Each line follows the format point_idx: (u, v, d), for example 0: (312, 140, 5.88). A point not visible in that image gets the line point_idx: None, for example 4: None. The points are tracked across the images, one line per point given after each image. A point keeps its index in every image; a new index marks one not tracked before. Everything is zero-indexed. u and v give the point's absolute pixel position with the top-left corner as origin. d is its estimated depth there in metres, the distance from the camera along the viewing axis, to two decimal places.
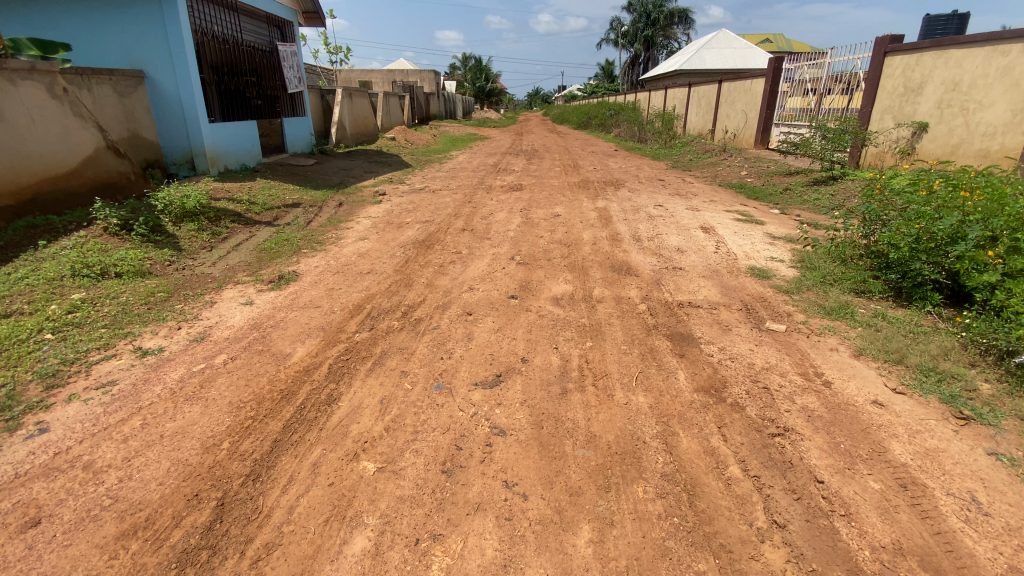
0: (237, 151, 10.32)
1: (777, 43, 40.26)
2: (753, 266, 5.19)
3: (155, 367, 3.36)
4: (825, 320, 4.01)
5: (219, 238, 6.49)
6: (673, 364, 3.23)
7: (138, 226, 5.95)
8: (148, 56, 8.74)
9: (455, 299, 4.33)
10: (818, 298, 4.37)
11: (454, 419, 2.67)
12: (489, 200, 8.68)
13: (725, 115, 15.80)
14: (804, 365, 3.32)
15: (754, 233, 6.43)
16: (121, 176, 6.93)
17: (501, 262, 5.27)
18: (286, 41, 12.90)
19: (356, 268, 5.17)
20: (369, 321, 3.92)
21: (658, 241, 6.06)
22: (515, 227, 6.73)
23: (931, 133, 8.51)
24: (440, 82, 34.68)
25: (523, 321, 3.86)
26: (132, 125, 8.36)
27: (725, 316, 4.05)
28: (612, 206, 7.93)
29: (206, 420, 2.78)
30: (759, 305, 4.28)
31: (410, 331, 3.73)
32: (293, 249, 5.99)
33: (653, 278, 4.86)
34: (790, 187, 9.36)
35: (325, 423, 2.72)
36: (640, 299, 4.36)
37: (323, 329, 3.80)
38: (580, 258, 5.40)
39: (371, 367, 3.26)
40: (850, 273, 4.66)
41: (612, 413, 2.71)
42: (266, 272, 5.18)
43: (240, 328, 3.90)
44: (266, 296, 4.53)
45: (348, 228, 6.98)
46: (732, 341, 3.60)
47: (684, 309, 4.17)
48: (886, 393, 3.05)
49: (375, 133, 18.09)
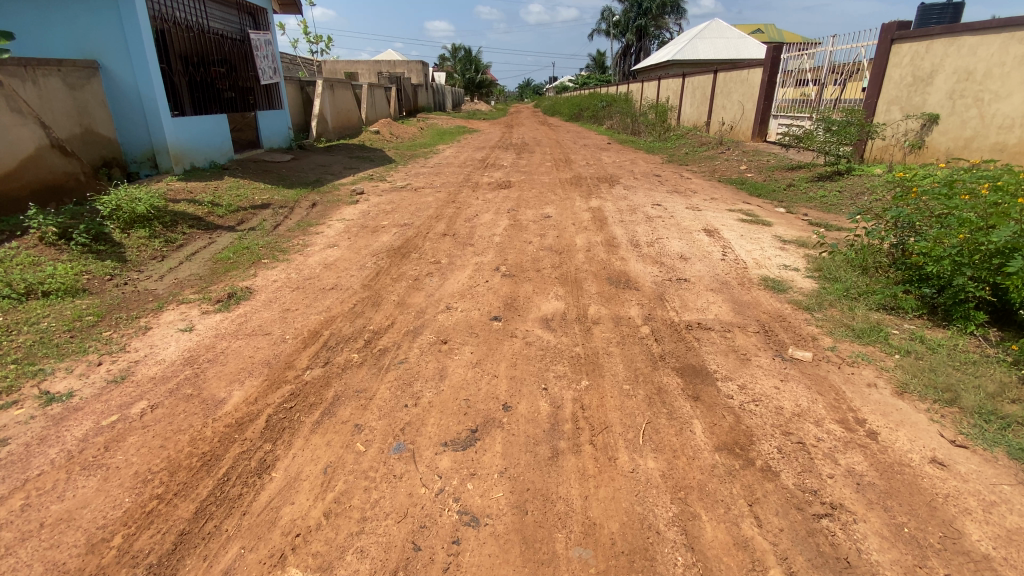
0: (206, 148, 9.60)
1: (770, 32, 39.68)
2: (766, 276, 4.64)
3: (57, 421, 2.76)
4: (855, 345, 3.46)
5: (172, 247, 5.84)
6: (686, 410, 2.66)
7: (78, 235, 5.31)
8: (103, 46, 8.02)
9: (429, 322, 3.73)
10: (844, 317, 3.83)
11: (413, 500, 2.10)
12: (474, 199, 8.08)
13: (721, 106, 15.22)
14: (841, 408, 2.77)
15: (762, 236, 5.87)
16: (68, 178, 6.30)
17: (483, 274, 4.69)
18: (259, 29, 12.09)
19: (319, 283, 4.56)
20: (324, 353, 3.33)
21: (659, 246, 5.50)
22: (501, 231, 6.13)
23: (943, 125, 7.97)
24: (428, 74, 33.89)
25: (506, 352, 3.27)
26: (86, 120, 7.65)
27: (742, 340, 3.49)
28: (607, 205, 7.37)
29: (100, 501, 2.21)
30: (778, 326, 3.72)
31: (370, 366, 3.14)
32: (252, 259, 5.36)
33: (655, 292, 4.30)
34: (794, 183, 8.83)
35: (250, 505, 2.15)
36: (642, 319, 3.80)
37: (267, 365, 3.20)
38: (574, 268, 4.82)
39: (319, 418, 2.67)
40: (876, 286, 4.11)
41: (616, 488, 2.15)
42: (217, 288, 4.55)
43: (172, 364, 3.29)
44: (210, 320, 3.91)
45: (319, 233, 6.35)
46: (753, 375, 3.05)
47: (693, 331, 3.61)
48: (945, 447, 2.49)
49: (359, 126, 17.34)
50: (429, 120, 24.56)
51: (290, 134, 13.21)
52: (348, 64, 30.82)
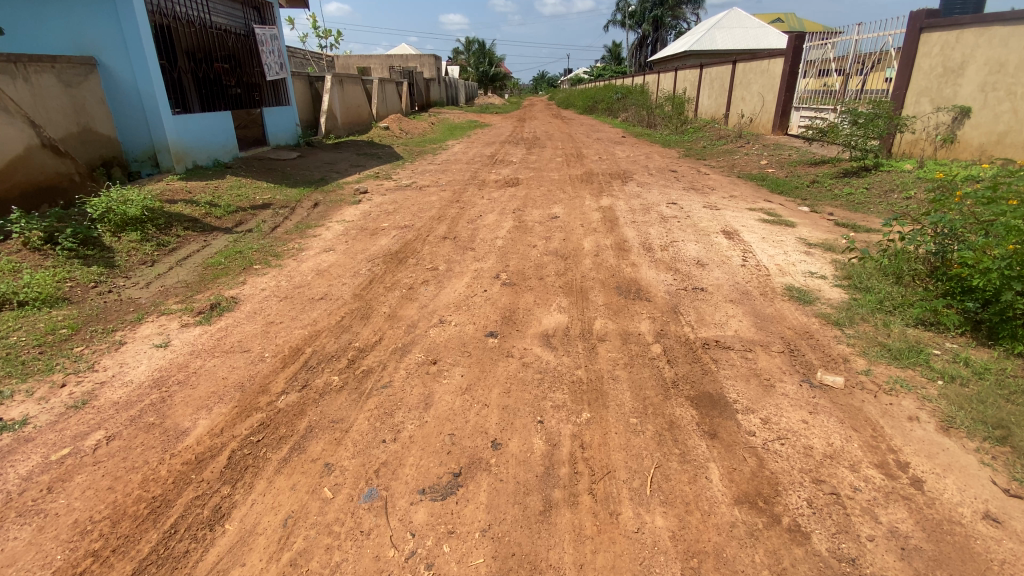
0: (209, 146, 9.41)
1: (791, 21, 38.56)
2: (790, 286, 4.26)
3: (4, 454, 2.53)
4: (892, 368, 3.08)
5: (164, 250, 5.63)
6: (701, 450, 2.34)
7: (65, 240, 5.13)
8: (100, 41, 7.85)
9: (419, 339, 3.42)
10: (879, 334, 3.45)
11: (379, 565, 1.82)
12: (479, 198, 7.77)
13: (741, 98, 14.64)
14: (880, 448, 2.41)
15: (785, 239, 5.46)
16: (61, 178, 6.17)
17: (483, 282, 4.38)
18: (265, 23, 11.84)
19: (308, 292, 4.29)
20: (303, 374, 3.05)
21: (674, 251, 5.13)
22: (505, 233, 5.81)
23: (975, 119, 7.43)
24: (441, 68, 33.58)
25: (500, 375, 2.96)
26: (83, 119, 7.50)
27: (764, 363, 3.13)
28: (618, 204, 7.00)
29: (30, 557, 1.97)
30: (804, 345, 3.35)
31: (351, 392, 2.84)
32: (243, 264, 5.12)
33: (668, 304, 3.94)
34: (818, 179, 8.35)
35: (194, 567, 1.89)
36: (653, 336, 3.45)
37: (239, 389, 2.94)
38: (579, 276, 4.48)
39: (286, 455, 2.40)
40: (914, 298, 3.72)
41: (617, 554, 1.84)
42: (200, 298, 4.31)
43: (138, 387, 3.05)
44: (188, 335, 3.67)
45: (316, 236, 6.11)
46: (778, 406, 2.70)
47: (711, 351, 3.26)
48: (1000, 499, 2.12)
49: (369, 121, 17.10)
50: (441, 114, 24.26)
51: (298, 131, 13.01)
52: (360, 58, 30.61)
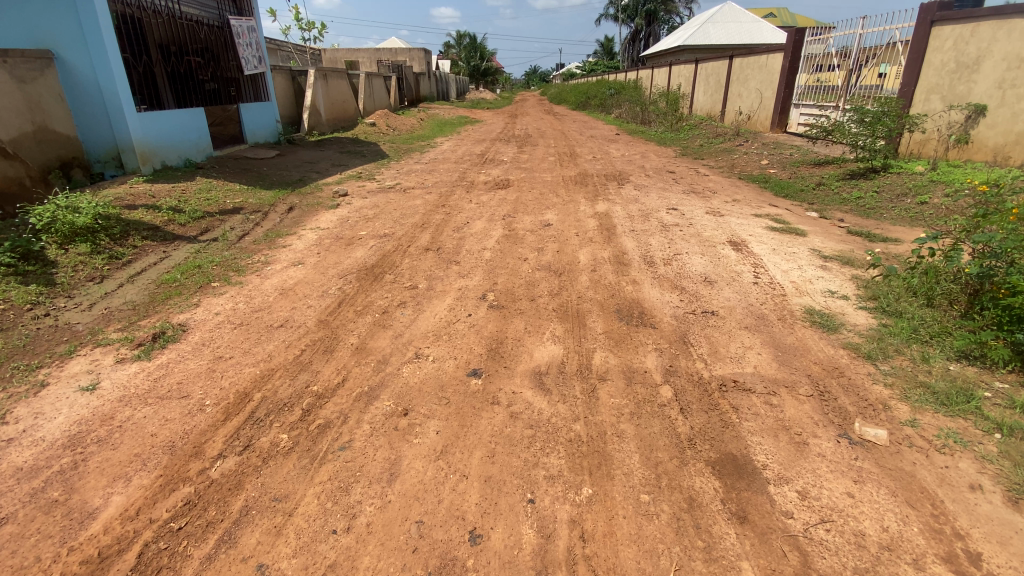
0: (180, 144, 8.79)
1: (784, 16, 38.25)
2: (810, 309, 3.80)
3: None
4: (940, 418, 2.63)
5: (117, 264, 5.09)
6: (729, 542, 1.90)
7: (3, 254, 4.58)
8: (57, 33, 7.24)
9: (390, 380, 2.93)
10: (917, 371, 3.00)
11: None
12: (467, 201, 7.28)
13: (738, 94, 14.19)
14: (944, 534, 1.97)
15: (797, 250, 5.02)
16: (9, 183, 5.63)
17: (466, 304, 3.90)
18: (242, 15, 11.12)
19: (268, 317, 3.78)
20: (246, 431, 2.55)
21: (678, 265, 4.67)
22: (493, 244, 5.32)
23: (991, 118, 7.04)
24: (431, 62, 32.88)
25: (483, 431, 2.47)
26: (38, 117, 6.90)
27: (792, 412, 2.67)
28: (616, 210, 6.54)
29: None
30: (836, 386, 2.90)
31: (301, 456, 2.36)
32: (200, 281, 4.60)
33: (676, 331, 3.48)
34: (824, 180, 7.94)
35: None
36: (661, 374, 2.99)
37: (168, 451, 2.45)
38: (575, 296, 4.01)
39: (212, 552, 1.92)
40: (954, 328, 3.28)
41: None
42: (145, 325, 3.79)
43: (50, 447, 2.53)
44: (121, 374, 3.15)
45: (287, 246, 5.59)
46: (816, 473, 2.25)
47: (729, 395, 2.80)
48: None
49: (355, 117, 16.49)
50: (430, 110, 23.64)
51: (279, 127, 12.40)
52: (348, 51, 29.85)
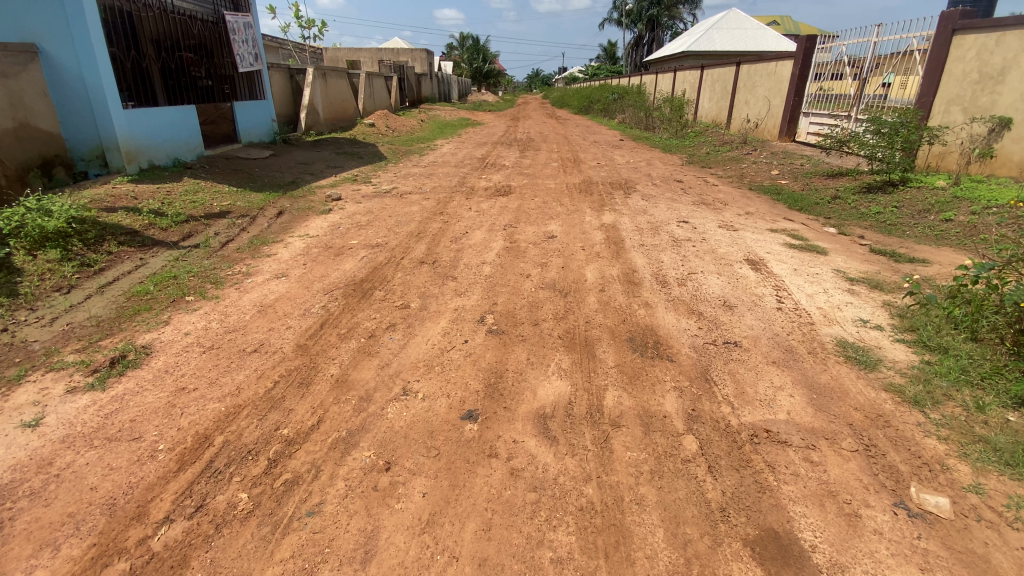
0: (170, 143, 8.41)
1: (788, 24, 38.02)
2: (843, 341, 3.43)
3: None
4: (1009, 483, 2.25)
5: (87, 272, 4.70)
6: None
7: None
8: (42, 26, 6.85)
9: (372, 423, 2.55)
10: (973, 422, 2.61)
11: None
12: (465, 209, 6.91)
13: (744, 102, 13.86)
14: None
15: (820, 271, 4.66)
16: None
17: (462, 328, 3.53)
18: (240, 11, 10.73)
19: (242, 339, 3.41)
20: (202, 487, 2.18)
21: (693, 286, 4.30)
22: (494, 257, 4.96)
23: (1018, 131, 6.69)
24: (433, 63, 32.55)
25: (478, 495, 2.10)
26: (20, 114, 6.54)
27: (837, 472, 2.30)
28: (623, 222, 6.18)
29: None
30: (882, 439, 2.52)
31: (262, 522, 1.99)
32: (174, 295, 4.21)
33: (696, 366, 3.11)
34: (839, 194, 7.57)
35: None
36: (683, 421, 2.61)
37: (109, 511, 2.07)
38: (583, 321, 3.64)
39: None
40: (1010, 370, 2.90)
41: None
42: (107, 346, 3.41)
43: None
44: (71, 407, 2.76)
45: (272, 255, 5.22)
46: (875, 558, 1.89)
47: (762, 449, 2.42)
48: None
49: (354, 116, 16.14)
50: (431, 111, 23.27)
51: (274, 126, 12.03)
52: (349, 51, 29.50)
